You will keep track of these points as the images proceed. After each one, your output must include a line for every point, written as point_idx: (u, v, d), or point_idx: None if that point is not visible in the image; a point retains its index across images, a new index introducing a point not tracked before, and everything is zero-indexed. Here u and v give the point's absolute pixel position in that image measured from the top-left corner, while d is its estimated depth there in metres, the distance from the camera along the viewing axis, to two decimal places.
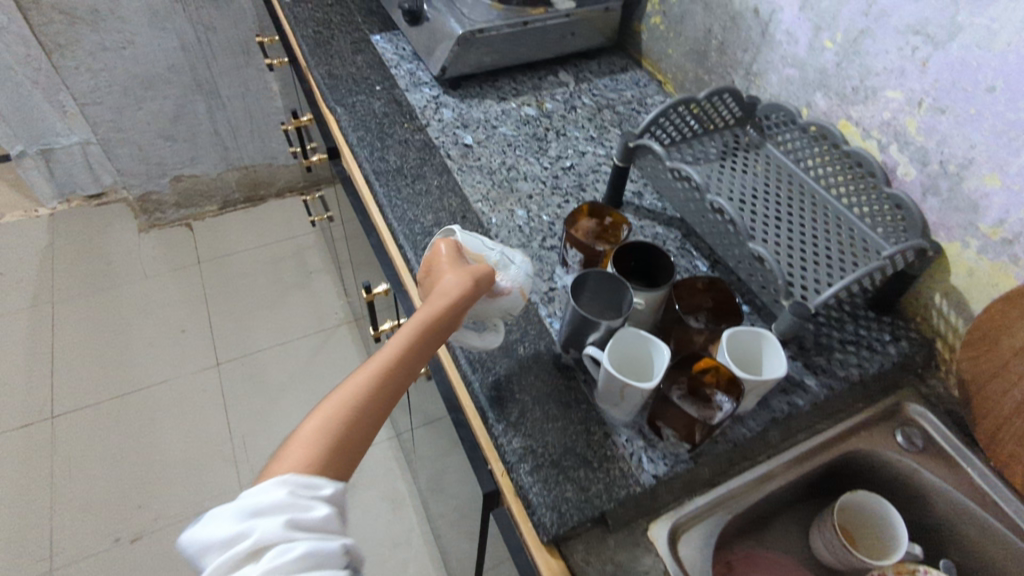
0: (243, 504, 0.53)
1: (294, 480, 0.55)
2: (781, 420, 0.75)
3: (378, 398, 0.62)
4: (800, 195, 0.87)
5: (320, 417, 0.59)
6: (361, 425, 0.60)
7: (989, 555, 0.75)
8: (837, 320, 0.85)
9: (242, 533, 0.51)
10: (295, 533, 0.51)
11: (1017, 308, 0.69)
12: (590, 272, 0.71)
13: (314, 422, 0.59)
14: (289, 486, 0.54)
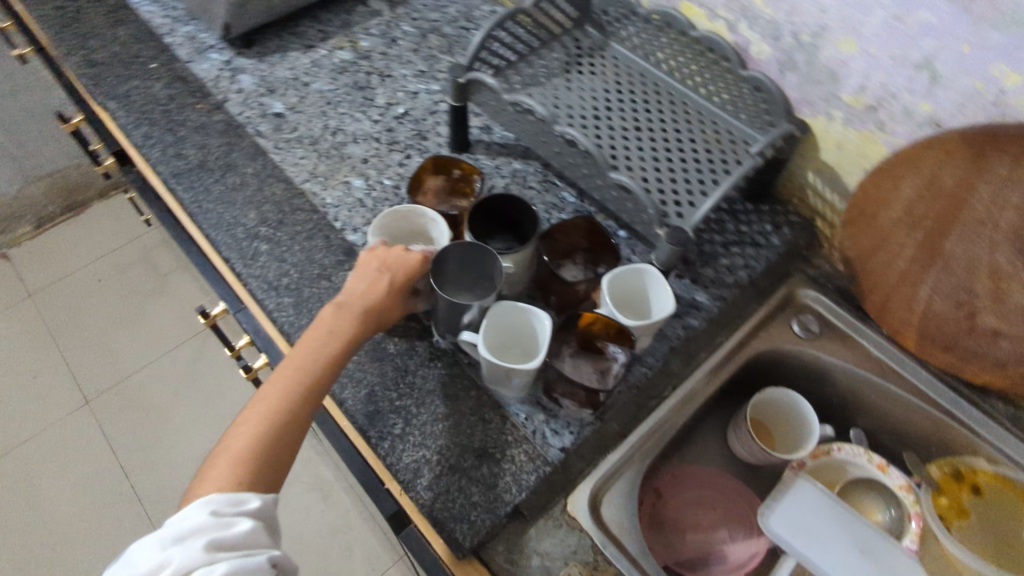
0: (166, 532, 0.48)
1: (220, 501, 0.49)
2: (681, 347, 0.70)
3: (305, 423, 0.56)
4: (655, 93, 0.78)
5: (242, 446, 0.53)
6: (278, 453, 0.54)
7: (896, 419, 0.76)
8: (717, 222, 0.81)
9: (163, 561, 0.47)
10: (217, 557, 0.47)
11: (891, 179, 0.66)
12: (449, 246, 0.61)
13: (228, 455, 0.52)
14: (213, 508, 0.49)
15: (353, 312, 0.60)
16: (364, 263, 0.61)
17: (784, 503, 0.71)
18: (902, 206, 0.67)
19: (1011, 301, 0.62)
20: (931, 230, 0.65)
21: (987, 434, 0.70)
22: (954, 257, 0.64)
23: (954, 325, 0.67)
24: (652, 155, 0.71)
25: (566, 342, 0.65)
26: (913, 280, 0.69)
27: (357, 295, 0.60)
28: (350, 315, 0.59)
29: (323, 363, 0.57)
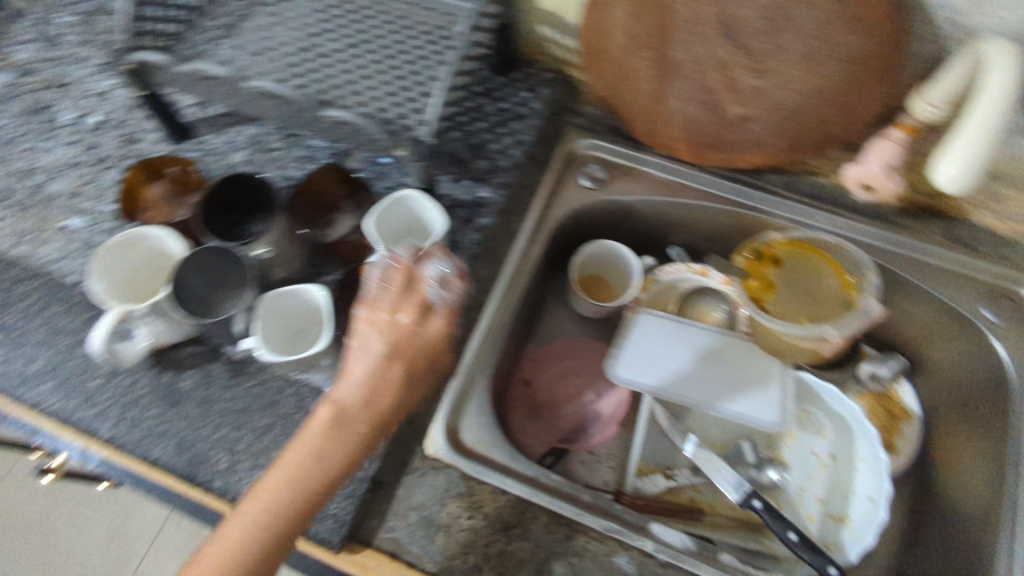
0: None
1: None
2: (481, 251, 0.70)
3: (310, 511, 0.53)
4: (354, 3, 0.70)
5: (252, 516, 0.51)
6: (258, 548, 0.51)
7: (701, 226, 0.81)
8: (475, 108, 0.78)
9: None
10: None
11: (602, 6, 0.65)
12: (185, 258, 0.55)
13: (221, 545, 0.51)
14: None
15: (357, 420, 0.54)
16: (430, 320, 0.57)
17: (626, 350, 0.74)
18: (622, 31, 0.65)
19: (745, 85, 0.62)
20: (655, 45, 0.64)
21: (774, 207, 0.76)
22: (683, 63, 0.64)
23: (710, 126, 0.67)
24: (367, 72, 0.64)
25: (363, 299, 0.62)
26: (663, 96, 0.68)
27: (418, 333, 0.57)
28: (355, 423, 0.54)
29: (366, 426, 0.55)
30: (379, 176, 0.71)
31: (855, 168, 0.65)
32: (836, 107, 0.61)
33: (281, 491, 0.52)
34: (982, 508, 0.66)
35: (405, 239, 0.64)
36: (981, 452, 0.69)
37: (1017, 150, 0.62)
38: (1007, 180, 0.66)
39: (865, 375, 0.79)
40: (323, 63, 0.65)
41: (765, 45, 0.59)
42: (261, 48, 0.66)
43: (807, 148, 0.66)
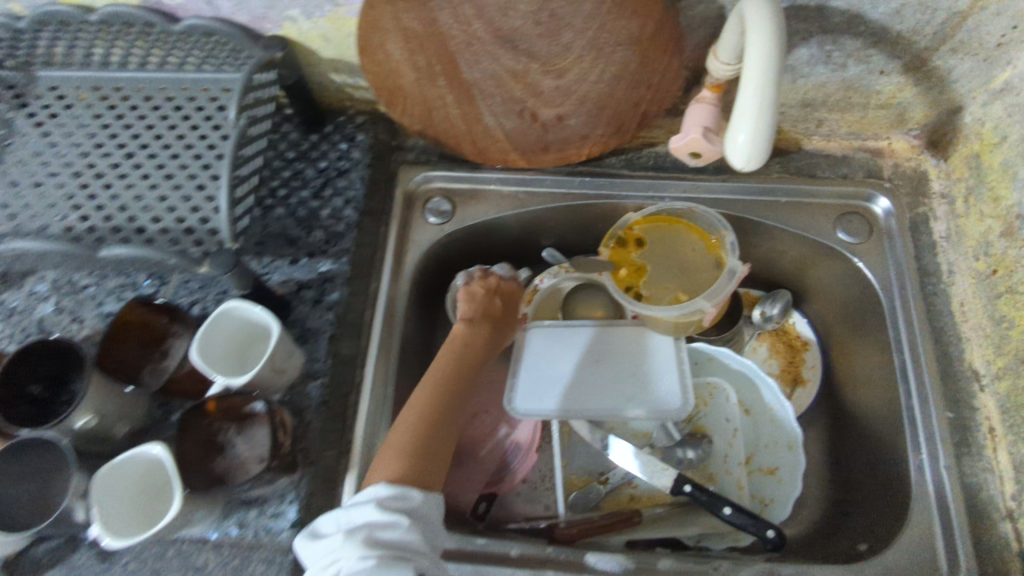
0: None
1: None
2: (339, 328, 0.65)
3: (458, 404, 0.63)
4: (123, 102, 0.64)
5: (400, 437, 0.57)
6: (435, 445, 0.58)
7: (562, 226, 0.78)
8: (293, 176, 0.72)
9: None
10: None
11: (376, 49, 0.58)
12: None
13: (391, 446, 0.57)
14: None
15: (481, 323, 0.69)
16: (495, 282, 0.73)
17: (521, 377, 0.72)
18: (408, 66, 0.59)
19: (548, 87, 0.60)
20: (445, 72, 0.60)
21: (624, 189, 0.74)
22: (480, 81, 0.60)
23: (531, 131, 0.66)
24: (152, 184, 0.59)
25: (221, 429, 0.56)
26: (476, 117, 0.64)
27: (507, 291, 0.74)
28: (480, 325, 0.69)
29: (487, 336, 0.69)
30: (208, 285, 0.65)
31: (677, 139, 0.62)
32: (641, 86, 0.59)
33: (411, 440, 0.57)
34: (882, 423, 0.68)
35: (250, 347, 0.59)
36: (870, 367, 0.71)
37: (819, 77, 0.63)
38: (822, 105, 0.67)
39: (759, 318, 0.79)
40: (102, 186, 0.59)
41: (549, 48, 0.56)
42: (29, 184, 0.60)
43: (631, 124, 0.64)
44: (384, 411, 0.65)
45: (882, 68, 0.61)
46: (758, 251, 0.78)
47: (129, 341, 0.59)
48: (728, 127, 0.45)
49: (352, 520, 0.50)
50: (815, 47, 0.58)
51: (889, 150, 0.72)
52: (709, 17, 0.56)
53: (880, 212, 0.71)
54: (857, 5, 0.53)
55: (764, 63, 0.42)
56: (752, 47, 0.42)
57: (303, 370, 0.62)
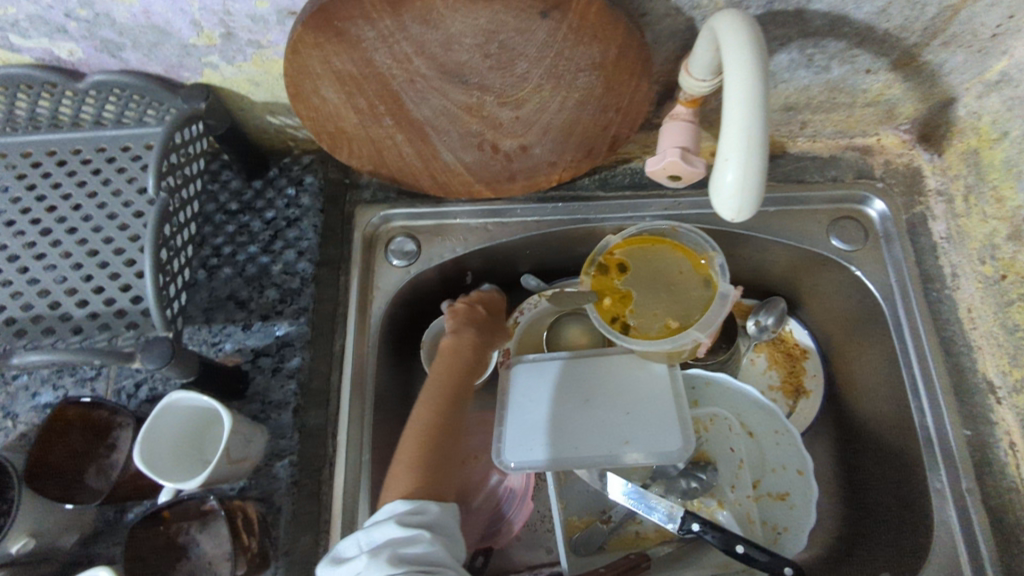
0: None
1: None
2: (305, 398, 0.59)
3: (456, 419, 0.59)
4: (32, 169, 0.56)
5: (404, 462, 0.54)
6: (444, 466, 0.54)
7: (538, 253, 0.73)
8: (238, 230, 0.65)
9: None
10: None
11: (309, 94, 0.51)
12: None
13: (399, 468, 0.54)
14: None
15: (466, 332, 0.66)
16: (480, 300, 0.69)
17: (507, 424, 0.66)
18: (348, 109, 0.53)
19: (507, 118, 0.54)
20: (391, 111, 0.53)
21: (601, 212, 0.69)
22: (431, 118, 0.54)
23: (494, 162, 0.60)
24: (75, 263, 0.52)
25: (180, 529, 0.50)
26: (432, 152, 0.59)
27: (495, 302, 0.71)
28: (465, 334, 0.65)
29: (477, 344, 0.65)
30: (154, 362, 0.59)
31: (653, 161, 0.56)
32: (609, 109, 0.53)
33: (410, 449, 0.55)
34: (892, 440, 0.64)
35: (203, 433, 0.53)
36: (875, 380, 0.66)
37: (801, 81, 0.57)
38: (805, 107, 0.62)
39: (754, 328, 0.75)
40: (19, 271, 0.53)
41: (502, 79, 0.50)
42: None
43: (601, 150, 0.59)
44: (362, 482, 0.60)
45: (869, 67, 0.55)
46: (749, 262, 0.73)
47: (73, 438, 0.52)
48: (713, 170, 0.39)
49: (374, 539, 0.48)
50: (795, 52, 0.53)
51: (878, 146, 0.67)
52: (678, 30, 0.50)
53: (875, 214, 0.66)
54: (840, 6, 0.48)
55: (743, 101, 0.37)
56: (731, 87, 0.37)
57: (268, 450, 0.56)
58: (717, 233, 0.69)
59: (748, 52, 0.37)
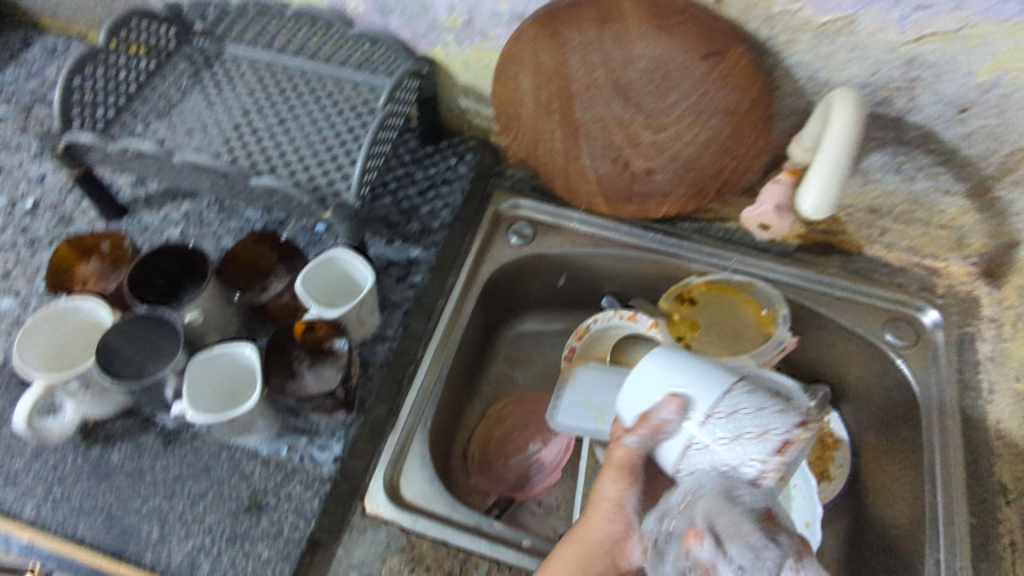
0: None
1: None
2: (413, 306, 0.73)
3: None
4: (287, 83, 0.76)
5: None
6: None
7: (626, 273, 0.84)
8: (404, 176, 0.82)
9: None
10: None
11: (509, 78, 0.69)
12: (118, 319, 0.58)
13: None
14: None
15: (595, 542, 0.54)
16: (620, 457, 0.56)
17: (564, 397, 0.77)
18: (531, 97, 0.69)
19: (647, 140, 0.69)
20: (561, 107, 0.69)
21: (691, 253, 0.80)
22: (588, 124, 0.70)
23: (621, 179, 0.74)
24: (298, 147, 0.70)
25: (296, 358, 0.63)
26: (575, 155, 0.73)
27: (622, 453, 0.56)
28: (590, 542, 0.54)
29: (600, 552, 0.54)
30: (313, 243, 0.75)
31: (752, 210, 0.70)
32: (728, 156, 0.67)
33: None
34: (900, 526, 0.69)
35: (337, 297, 0.68)
36: (897, 471, 0.72)
37: (888, 185, 0.69)
38: (887, 214, 0.73)
39: None
40: (256, 140, 0.70)
41: (655, 104, 0.65)
42: (197, 126, 0.72)
43: (709, 192, 0.71)
44: (435, 391, 0.72)
45: (948, 189, 0.67)
46: (809, 339, 0.81)
47: (237, 271, 0.68)
48: (800, 188, 0.56)
49: None
50: (888, 156, 0.66)
51: (945, 271, 0.76)
52: (798, 109, 0.64)
53: (928, 322, 0.75)
54: (932, 123, 0.61)
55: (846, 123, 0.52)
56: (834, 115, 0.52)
57: (374, 332, 0.70)
58: (797, 305, 0.78)
59: (841, 146, 0.52)
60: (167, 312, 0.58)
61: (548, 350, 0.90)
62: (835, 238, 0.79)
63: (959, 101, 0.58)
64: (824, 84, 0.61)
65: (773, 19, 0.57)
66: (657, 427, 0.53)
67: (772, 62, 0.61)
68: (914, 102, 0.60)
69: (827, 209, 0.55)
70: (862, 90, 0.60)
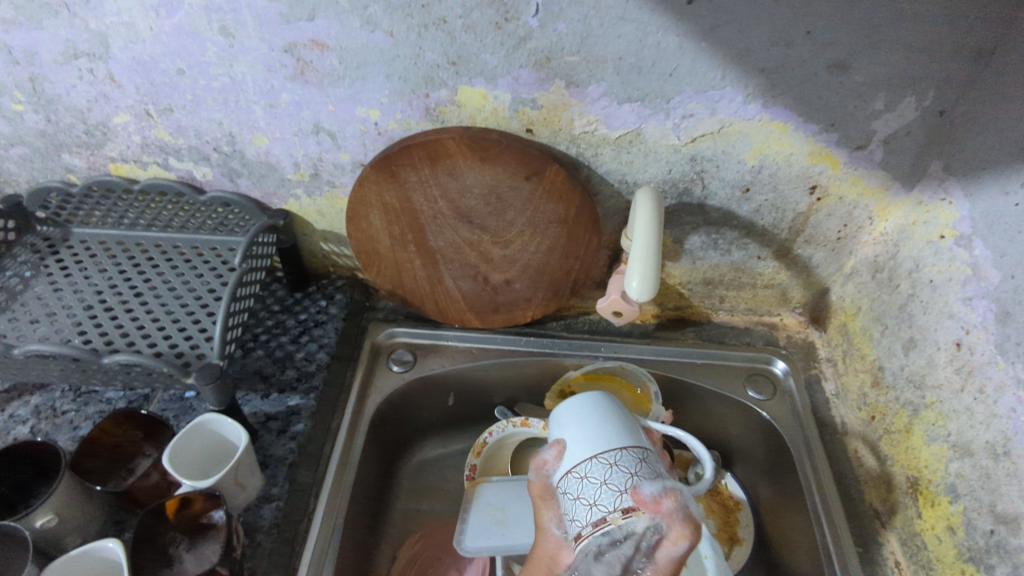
0: None
1: None
2: (299, 457, 0.71)
3: None
4: (142, 255, 0.77)
5: None
6: None
7: (509, 380, 0.87)
8: (275, 325, 0.83)
9: None
10: None
11: (361, 219, 0.73)
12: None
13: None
14: None
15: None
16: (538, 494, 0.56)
17: (470, 520, 0.75)
18: (384, 234, 0.74)
19: (498, 255, 0.75)
20: (415, 239, 0.75)
21: (565, 348, 0.85)
22: (442, 249, 0.75)
23: (483, 293, 0.80)
24: (155, 316, 0.69)
25: (173, 541, 0.59)
26: (438, 279, 0.79)
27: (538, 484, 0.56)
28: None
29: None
30: (183, 411, 0.72)
31: (603, 300, 0.75)
32: (571, 257, 0.75)
33: None
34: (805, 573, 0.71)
35: (210, 464, 0.65)
36: (789, 517, 0.75)
37: (712, 260, 0.79)
38: (720, 283, 0.82)
39: (693, 477, 0.81)
40: (110, 317, 0.69)
41: (496, 223, 0.72)
42: (44, 314, 0.69)
43: (565, 291, 0.79)
44: (331, 544, 0.68)
45: (759, 254, 0.77)
46: (685, 411, 0.86)
47: (99, 459, 0.64)
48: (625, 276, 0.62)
49: None
50: (704, 235, 0.76)
51: (781, 324, 0.86)
52: (620, 208, 0.73)
53: (779, 372, 0.82)
54: (727, 204, 0.72)
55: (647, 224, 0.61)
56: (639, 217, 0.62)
57: (260, 493, 0.68)
58: (669, 379, 0.83)
59: (646, 239, 0.60)
60: (6, 523, 0.52)
61: (449, 473, 0.88)
62: (685, 312, 0.88)
63: (741, 184, 0.70)
64: (634, 185, 0.71)
65: (577, 139, 0.67)
66: (541, 464, 0.57)
67: (587, 172, 0.70)
68: (708, 189, 0.70)
69: (651, 291, 0.62)
70: (665, 186, 0.70)
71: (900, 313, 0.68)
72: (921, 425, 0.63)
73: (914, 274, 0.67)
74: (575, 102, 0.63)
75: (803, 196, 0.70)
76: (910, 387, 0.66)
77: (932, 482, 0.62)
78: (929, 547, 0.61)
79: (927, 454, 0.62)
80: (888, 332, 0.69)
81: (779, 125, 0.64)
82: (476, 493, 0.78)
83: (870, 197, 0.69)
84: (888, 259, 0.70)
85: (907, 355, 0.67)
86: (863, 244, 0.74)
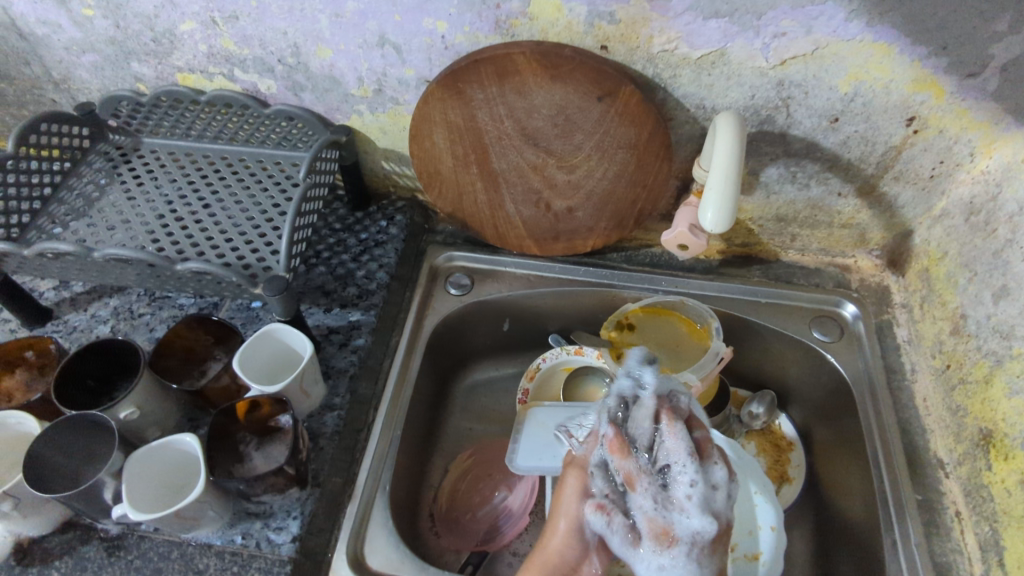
0: None
1: None
2: (360, 370, 0.73)
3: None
4: (209, 167, 0.78)
5: None
6: None
7: (564, 309, 0.86)
8: (337, 243, 0.84)
9: None
10: None
11: (424, 137, 0.72)
12: (45, 427, 0.56)
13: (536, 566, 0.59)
14: None
15: (558, 516, 0.60)
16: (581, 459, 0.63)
17: (522, 440, 0.77)
18: (447, 154, 0.73)
19: (562, 180, 0.73)
20: (478, 161, 0.73)
21: (623, 280, 0.84)
22: (505, 171, 0.73)
23: (544, 220, 0.78)
24: (223, 227, 0.70)
25: (243, 440, 0.62)
26: (499, 204, 0.77)
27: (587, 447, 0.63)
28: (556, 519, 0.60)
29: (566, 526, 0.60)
30: (250, 320, 0.75)
31: (668, 232, 0.71)
32: (638, 185, 0.72)
33: None
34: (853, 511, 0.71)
35: (278, 371, 0.68)
36: (844, 461, 0.74)
37: (788, 195, 0.75)
38: (793, 221, 0.78)
39: (745, 415, 0.82)
40: (180, 226, 0.71)
41: (563, 146, 0.69)
42: (118, 221, 0.71)
43: (629, 221, 0.76)
44: (389, 454, 0.71)
45: (840, 191, 0.73)
46: (745, 349, 0.84)
47: (174, 358, 0.67)
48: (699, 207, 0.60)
49: None
50: (782, 168, 0.71)
51: (855, 266, 0.82)
52: (694, 135, 0.69)
53: (848, 316, 0.79)
54: (812, 134, 0.67)
55: (729, 153, 0.57)
56: (720, 145, 0.58)
57: (322, 402, 0.70)
58: (730, 316, 0.81)
59: (727, 168, 0.57)
60: (93, 412, 0.56)
61: (502, 396, 0.90)
62: (753, 249, 0.84)
63: (830, 112, 0.64)
64: (712, 110, 0.66)
65: (655, 58, 0.62)
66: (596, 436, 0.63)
67: (662, 96, 0.66)
68: (792, 118, 0.66)
69: (726, 223, 0.59)
70: (746, 113, 0.66)
71: (993, 260, 0.63)
72: (1004, 377, 0.60)
73: (1016, 218, 0.61)
74: (656, 17, 0.59)
75: (898, 128, 0.65)
76: (996, 337, 0.62)
77: (1008, 435, 0.59)
78: (996, 499, 0.60)
79: (1007, 408, 0.60)
80: (977, 279, 0.65)
81: (882, 47, 0.58)
82: (530, 414, 0.79)
83: (975, 130, 0.63)
84: (987, 201, 0.65)
85: (996, 304, 0.62)
86: (959, 183, 0.68)
